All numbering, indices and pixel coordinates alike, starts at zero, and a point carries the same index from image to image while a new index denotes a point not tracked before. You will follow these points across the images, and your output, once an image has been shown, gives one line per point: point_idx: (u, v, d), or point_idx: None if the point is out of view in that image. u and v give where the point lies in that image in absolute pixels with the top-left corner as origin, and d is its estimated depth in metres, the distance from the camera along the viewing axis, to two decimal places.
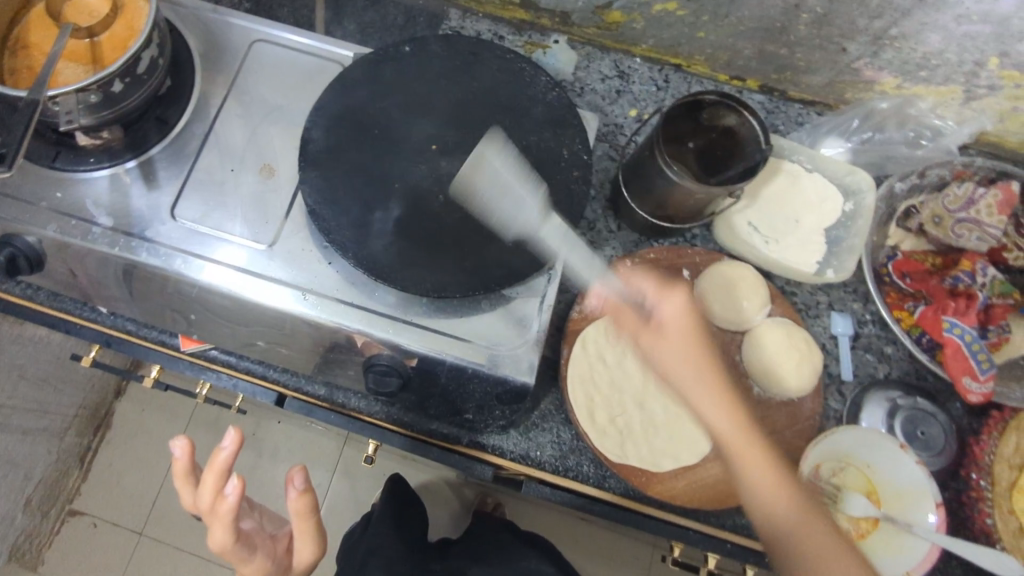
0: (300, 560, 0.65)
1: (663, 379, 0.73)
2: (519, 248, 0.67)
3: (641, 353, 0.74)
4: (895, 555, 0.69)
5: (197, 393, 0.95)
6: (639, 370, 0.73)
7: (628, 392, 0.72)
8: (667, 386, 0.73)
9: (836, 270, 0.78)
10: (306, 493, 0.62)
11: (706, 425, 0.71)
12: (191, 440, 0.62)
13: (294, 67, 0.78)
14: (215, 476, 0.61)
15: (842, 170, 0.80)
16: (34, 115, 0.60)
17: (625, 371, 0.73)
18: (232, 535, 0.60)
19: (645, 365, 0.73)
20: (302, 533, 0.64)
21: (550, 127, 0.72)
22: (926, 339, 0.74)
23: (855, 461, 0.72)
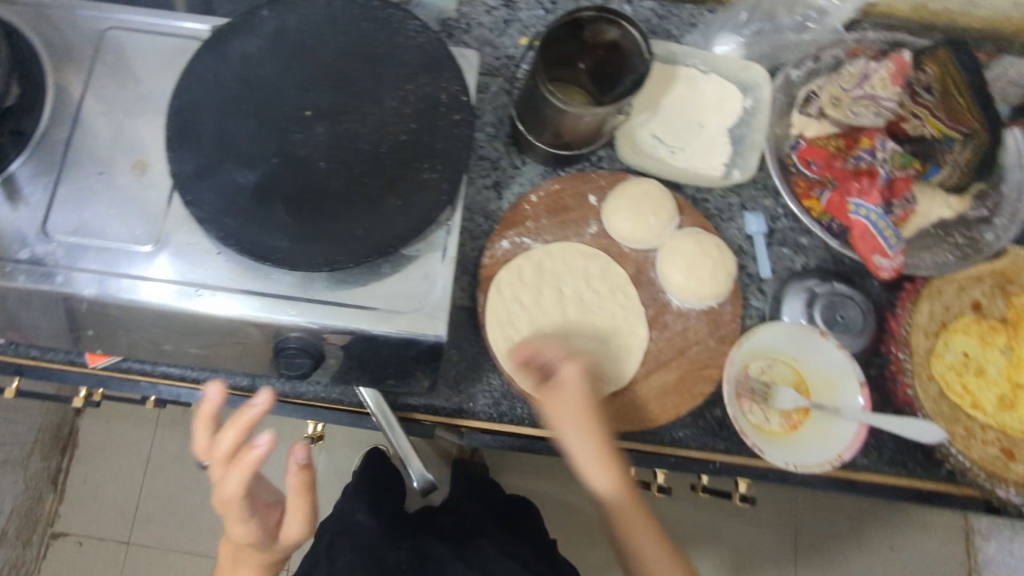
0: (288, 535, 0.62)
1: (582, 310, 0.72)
2: (409, 204, 0.65)
3: (558, 288, 0.73)
4: (827, 438, 0.71)
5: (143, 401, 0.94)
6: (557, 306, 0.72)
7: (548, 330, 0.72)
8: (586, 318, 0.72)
9: (742, 169, 0.77)
10: (308, 469, 0.59)
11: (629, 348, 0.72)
12: (224, 386, 0.58)
13: (154, 52, 0.72)
14: (235, 432, 0.57)
15: (735, 67, 0.79)
16: None
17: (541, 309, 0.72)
18: (245, 489, 0.56)
19: (562, 300, 0.73)
20: (297, 508, 0.60)
21: (425, 73, 0.69)
22: (836, 223, 0.75)
23: (781, 356, 0.74)
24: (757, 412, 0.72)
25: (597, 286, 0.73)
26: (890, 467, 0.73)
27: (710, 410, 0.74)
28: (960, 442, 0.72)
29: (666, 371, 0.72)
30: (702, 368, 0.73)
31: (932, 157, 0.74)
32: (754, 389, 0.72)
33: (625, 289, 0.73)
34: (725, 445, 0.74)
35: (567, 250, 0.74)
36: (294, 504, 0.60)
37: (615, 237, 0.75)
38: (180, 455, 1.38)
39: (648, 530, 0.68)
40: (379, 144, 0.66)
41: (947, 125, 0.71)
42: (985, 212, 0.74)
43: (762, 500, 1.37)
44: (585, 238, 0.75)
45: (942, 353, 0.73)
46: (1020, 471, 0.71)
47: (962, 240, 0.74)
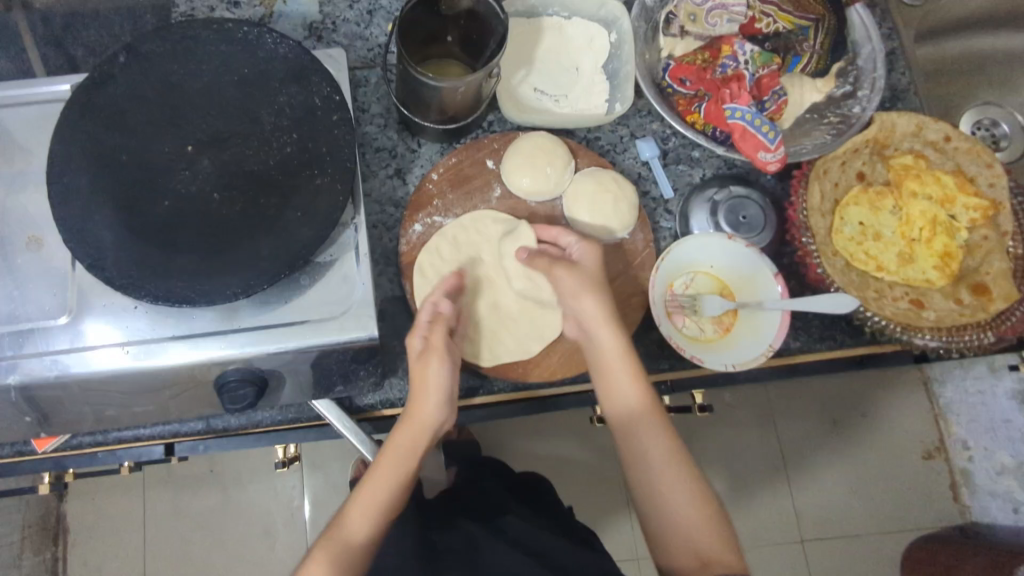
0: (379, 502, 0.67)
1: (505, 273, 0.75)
2: (310, 213, 0.66)
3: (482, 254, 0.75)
4: (758, 332, 0.75)
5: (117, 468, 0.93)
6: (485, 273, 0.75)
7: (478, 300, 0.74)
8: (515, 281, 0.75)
9: (622, 101, 0.80)
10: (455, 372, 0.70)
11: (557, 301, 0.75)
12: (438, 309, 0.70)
13: (21, 124, 0.71)
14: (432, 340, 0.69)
15: (593, 6, 0.81)
16: None
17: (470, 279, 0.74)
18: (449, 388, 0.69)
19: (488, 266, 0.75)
20: (394, 462, 0.68)
21: (293, 82, 0.69)
22: (718, 131, 0.79)
23: (700, 268, 0.78)
24: (689, 325, 0.76)
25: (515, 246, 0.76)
26: (823, 344, 0.79)
27: (648, 333, 0.78)
28: (871, 304, 0.74)
29: None
30: (630, 296, 0.77)
31: (792, 48, 0.80)
32: (683, 304, 0.76)
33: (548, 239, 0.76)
34: (670, 363, 0.78)
35: (478, 220, 0.76)
36: (392, 457, 0.68)
37: (520, 195, 0.77)
38: (173, 512, 1.38)
39: (669, 459, 0.68)
40: (267, 161, 0.67)
41: (797, 16, 0.78)
42: (850, 88, 0.82)
43: (737, 403, 1.44)
44: (491, 203, 0.78)
45: (840, 228, 0.79)
46: (931, 316, 0.74)
47: (836, 119, 0.82)
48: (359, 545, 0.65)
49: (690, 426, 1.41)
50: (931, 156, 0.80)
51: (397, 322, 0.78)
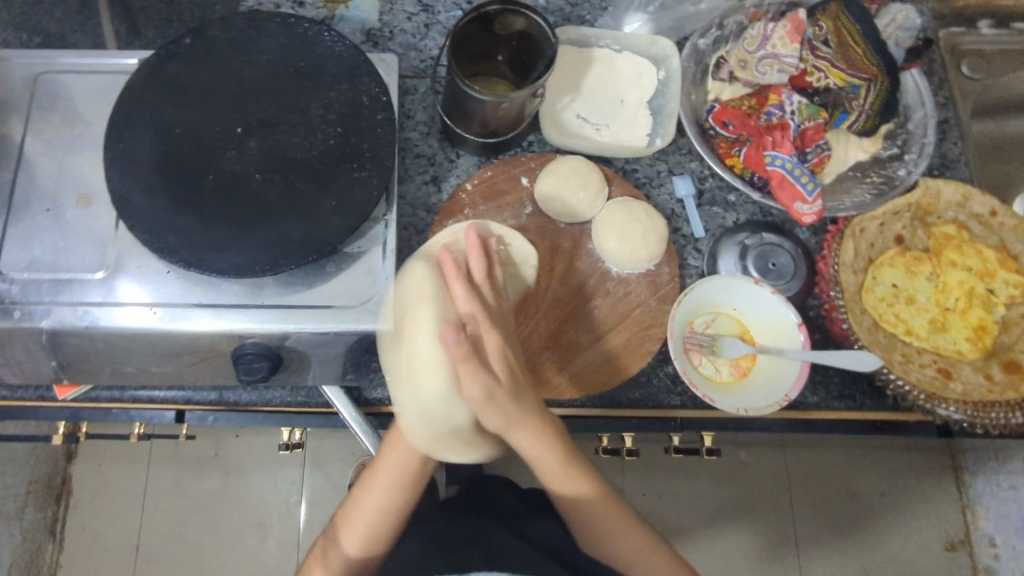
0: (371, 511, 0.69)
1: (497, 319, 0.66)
2: (343, 203, 0.68)
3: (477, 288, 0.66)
4: (774, 380, 0.74)
5: (128, 431, 0.95)
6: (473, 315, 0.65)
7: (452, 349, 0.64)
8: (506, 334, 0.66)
9: (663, 136, 0.81)
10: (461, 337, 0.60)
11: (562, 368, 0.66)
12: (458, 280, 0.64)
13: (89, 91, 0.75)
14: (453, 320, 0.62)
15: (645, 43, 0.83)
16: None
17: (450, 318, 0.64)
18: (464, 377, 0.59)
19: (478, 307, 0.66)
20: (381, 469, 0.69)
21: (346, 80, 0.72)
22: (757, 177, 0.78)
23: (723, 309, 0.77)
24: (706, 364, 0.75)
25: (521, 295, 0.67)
26: (842, 402, 0.76)
27: (662, 368, 0.77)
28: (895, 366, 0.72)
29: (614, 336, 0.75)
30: (649, 328, 0.76)
31: (840, 105, 0.79)
32: (701, 342, 0.75)
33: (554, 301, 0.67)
34: (681, 401, 0.76)
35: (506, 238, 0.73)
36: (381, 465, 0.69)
37: (550, 214, 0.77)
38: (174, 490, 1.39)
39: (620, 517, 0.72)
40: (310, 150, 0.70)
41: (849, 74, 0.76)
42: (897, 150, 0.81)
43: (753, 463, 1.36)
44: (522, 218, 0.78)
45: (872, 287, 0.77)
46: (958, 388, 0.72)
47: (879, 180, 0.80)
48: (355, 560, 0.70)
49: (700, 481, 1.35)
50: (975, 229, 0.79)
51: None
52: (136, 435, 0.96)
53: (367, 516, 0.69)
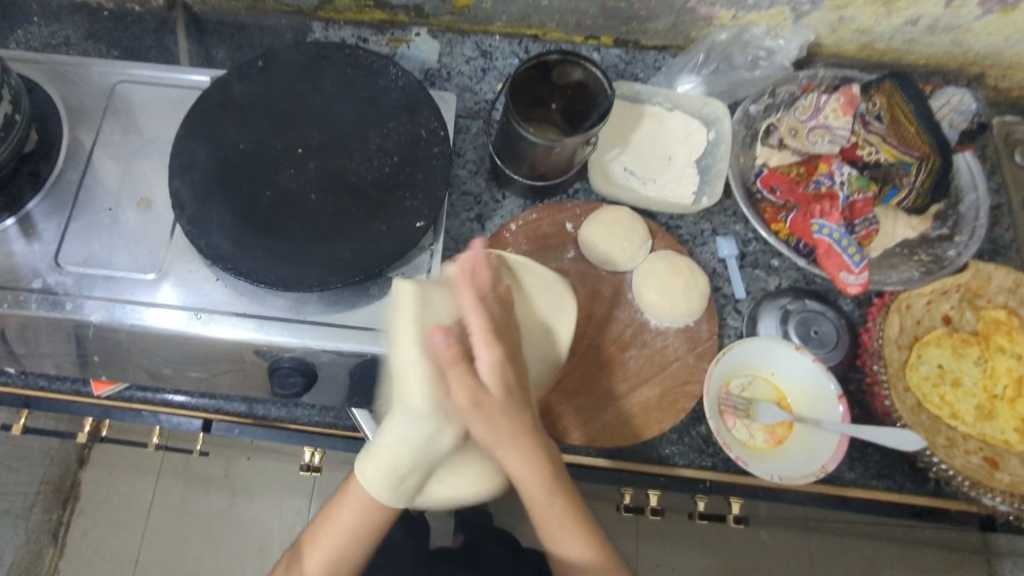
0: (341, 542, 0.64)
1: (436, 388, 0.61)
2: (392, 229, 0.69)
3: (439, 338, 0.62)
4: (811, 452, 0.71)
5: (150, 436, 0.96)
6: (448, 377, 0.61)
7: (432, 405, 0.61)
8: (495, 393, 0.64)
9: (709, 195, 0.82)
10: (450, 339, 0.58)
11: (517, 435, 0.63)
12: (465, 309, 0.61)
13: (163, 102, 0.79)
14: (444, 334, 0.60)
15: (696, 103, 0.84)
16: None
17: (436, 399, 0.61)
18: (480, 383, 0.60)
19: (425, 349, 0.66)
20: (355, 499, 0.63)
21: (407, 113, 0.75)
22: (802, 245, 0.78)
23: (760, 373, 0.75)
24: (740, 427, 0.73)
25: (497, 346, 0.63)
26: (880, 481, 0.73)
27: (695, 427, 0.75)
28: (939, 450, 0.71)
29: (648, 388, 0.74)
30: (684, 384, 0.74)
31: (890, 180, 0.79)
32: (736, 405, 0.73)
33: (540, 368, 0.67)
34: (712, 463, 0.74)
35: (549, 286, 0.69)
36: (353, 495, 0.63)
37: (593, 261, 0.78)
38: (179, 506, 1.36)
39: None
40: (365, 175, 0.72)
41: (901, 150, 0.77)
42: (947, 231, 0.80)
43: (775, 545, 1.29)
44: (563, 262, 0.79)
45: (917, 365, 0.75)
46: (1005, 479, 0.69)
47: (927, 258, 0.79)
48: None
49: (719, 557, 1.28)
50: None
51: None
52: (156, 442, 0.96)
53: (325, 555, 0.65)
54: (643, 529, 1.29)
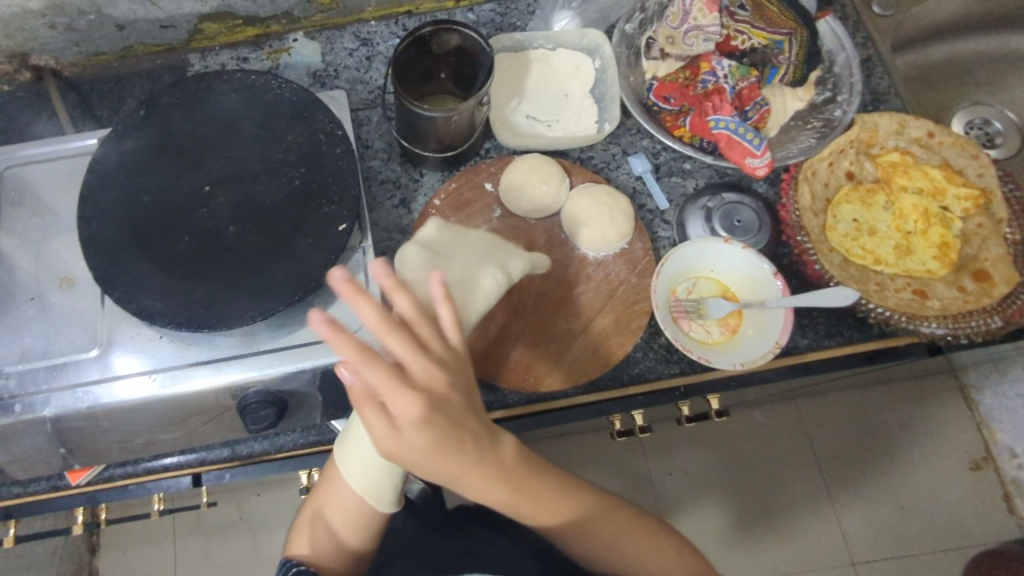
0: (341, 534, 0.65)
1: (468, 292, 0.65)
2: (318, 240, 0.70)
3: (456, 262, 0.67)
4: (763, 329, 0.77)
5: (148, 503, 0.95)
6: (432, 312, 0.54)
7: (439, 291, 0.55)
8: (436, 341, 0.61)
9: (609, 120, 0.83)
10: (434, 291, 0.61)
11: None
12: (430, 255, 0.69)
13: (52, 178, 0.77)
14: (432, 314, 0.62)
15: (576, 36, 0.85)
16: None
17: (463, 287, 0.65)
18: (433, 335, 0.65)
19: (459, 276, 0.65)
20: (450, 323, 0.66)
21: (298, 123, 0.75)
22: (706, 142, 0.81)
23: (701, 273, 0.81)
24: (696, 327, 0.79)
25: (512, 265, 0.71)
26: (831, 340, 0.79)
27: (655, 340, 0.80)
28: (872, 295, 0.76)
29: (603, 318, 0.78)
30: (634, 304, 0.79)
31: (768, 61, 0.83)
32: (687, 308, 0.79)
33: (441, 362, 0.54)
34: (680, 368, 0.80)
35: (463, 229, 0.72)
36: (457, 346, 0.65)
37: (520, 215, 0.80)
38: (204, 563, 1.35)
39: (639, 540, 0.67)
40: (277, 196, 0.72)
41: (770, 32, 0.80)
42: (829, 94, 0.84)
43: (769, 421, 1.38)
44: (492, 222, 0.80)
45: (835, 225, 0.81)
46: (936, 304, 0.75)
47: (819, 123, 0.83)
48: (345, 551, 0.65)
49: (720, 446, 1.37)
50: (918, 152, 0.82)
51: None
52: (156, 509, 0.96)
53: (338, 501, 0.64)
54: (648, 441, 1.36)
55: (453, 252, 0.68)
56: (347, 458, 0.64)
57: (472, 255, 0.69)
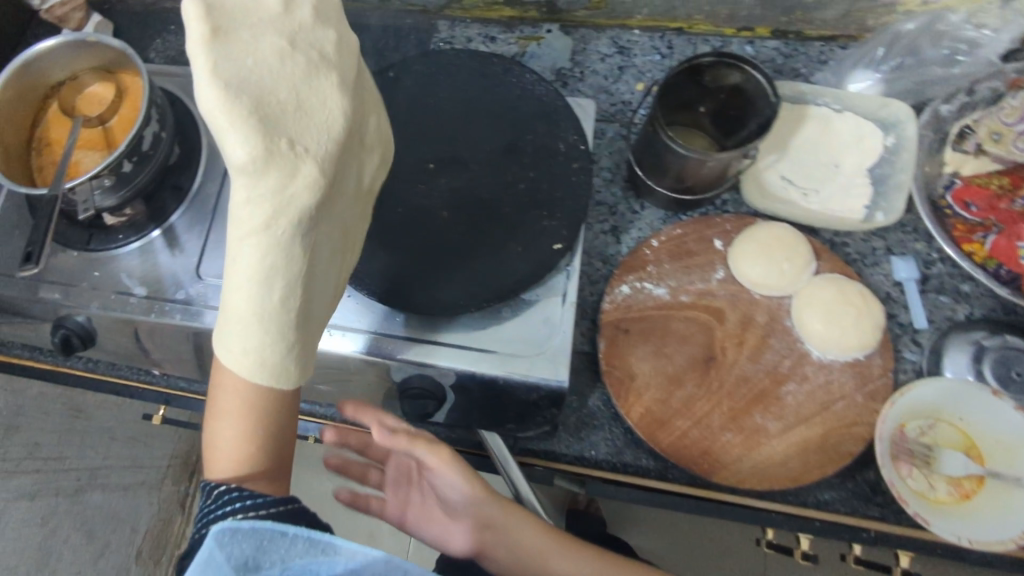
0: (233, 457, 0.51)
1: (303, 116, 0.52)
2: (527, 254, 0.64)
3: (266, 70, 0.51)
4: (1007, 512, 0.62)
5: None
6: (281, 184, 0.50)
7: (273, 131, 0.50)
8: (311, 201, 0.51)
9: (886, 212, 0.71)
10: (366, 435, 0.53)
11: (284, 244, 0.51)
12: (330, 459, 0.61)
13: None
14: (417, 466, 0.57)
15: (874, 105, 0.73)
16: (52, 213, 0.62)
17: (298, 117, 0.51)
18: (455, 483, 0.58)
19: (270, 83, 0.51)
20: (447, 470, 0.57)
21: (544, 122, 0.68)
22: (1004, 270, 0.67)
23: (944, 415, 0.66)
24: (917, 476, 0.65)
25: (353, 70, 0.57)
26: None
27: (861, 472, 0.68)
28: None
29: (808, 428, 0.67)
30: (849, 425, 0.67)
31: None
32: (912, 451, 0.65)
33: (293, 216, 0.50)
34: (880, 512, 0.67)
35: (242, 68, 0.50)
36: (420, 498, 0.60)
37: (746, 283, 0.70)
38: None
39: None
40: (499, 193, 0.66)
41: None
42: None
43: None
44: (711, 284, 0.71)
45: None
46: None
47: None
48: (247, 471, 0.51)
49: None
50: None
51: (579, 380, 0.73)
52: None
53: (227, 426, 0.51)
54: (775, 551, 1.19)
55: (250, 59, 0.51)
56: (237, 356, 0.52)
57: (303, 86, 0.52)
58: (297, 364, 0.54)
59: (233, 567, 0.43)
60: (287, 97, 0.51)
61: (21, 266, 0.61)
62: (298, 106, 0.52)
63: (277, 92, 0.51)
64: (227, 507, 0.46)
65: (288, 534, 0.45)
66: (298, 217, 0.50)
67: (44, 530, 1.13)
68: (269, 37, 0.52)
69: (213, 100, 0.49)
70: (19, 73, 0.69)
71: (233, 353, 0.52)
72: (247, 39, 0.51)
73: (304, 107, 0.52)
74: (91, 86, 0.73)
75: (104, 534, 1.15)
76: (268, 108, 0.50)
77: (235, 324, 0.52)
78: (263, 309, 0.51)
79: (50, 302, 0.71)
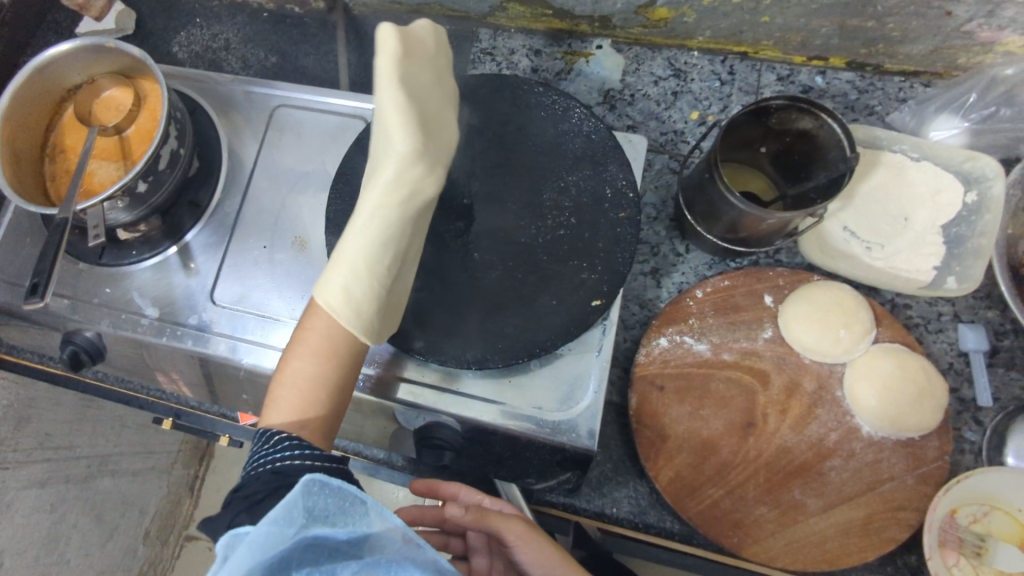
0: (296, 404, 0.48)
1: (441, 124, 0.59)
2: (563, 306, 0.59)
3: (428, 87, 0.59)
4: None
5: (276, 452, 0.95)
6: (422, 170, 0.55)
7: (427, 128, 0.57)
8: (434, 190, 0.56)
9: (959, 277, 0.66)
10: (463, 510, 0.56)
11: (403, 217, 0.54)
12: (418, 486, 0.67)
13: (320, 129, 0.74)
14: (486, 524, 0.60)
15: (959, 156, 0.68)
16: (62, 239, 0.59)
17: (438, 120, 0.59)
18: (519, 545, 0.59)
19: (426, 88, 0.59)
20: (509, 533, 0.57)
21: (589, 164, 0.63)
22: None
23: (1000, 503, 0.61)
24: (965, 567, 0.60)
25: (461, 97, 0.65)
26: None
27: (902, 556, 0.63)
28: None
29: (851, 508, 0.61)
30: (896, 510, 0.61)
31: None
32: (962, 539, 0.60)
33: (415, 203, 0.55)
34: None
35: (410, 70, 0.58)
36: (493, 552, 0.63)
37: (798, 344, 0.65)
38: None
39: None
40: (536, 237, 0.62)
41: None
42: None
43: None
44: (757, 343, 0.66)
45: None
46: None
47: None
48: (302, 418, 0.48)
49: None
50: None
51: (605, 433, 0.69)
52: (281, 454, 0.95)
53: (302, 368, 0.49)
54: None
55: (415, 68, 0.58)
56: (340, 295, 0.51)
57: (442, 95, 0.61)
58: (379, 336, 0.54)
59: (307, 513, 0.40)
60: (431, 96, 0.59)
61: (27, 298, 0.58)
62: (432, 109, 0.59)
63: (428, 100, 0.59)
64: (306, 457, 0.45)
65: (367, 503, 0.42)
66: (423, 206, 0.55)
67: (52, 517, 0.99)
68: (431, 70, 0.60)
69: (388, 103, 0.56)
70: (32, 78, 0.64)
71: (335, 293, 0.51)
72: (423, 60, 0.60)
73: (437, 109, 0.59)
74: (108, 91, 0.69)
75: (111, 519, 1.13)
76: (426, 116, 0.58)
77: (347, 272, 0.52)
78: (374, 268, 0.52)
79: (60, 315, 0.68)
